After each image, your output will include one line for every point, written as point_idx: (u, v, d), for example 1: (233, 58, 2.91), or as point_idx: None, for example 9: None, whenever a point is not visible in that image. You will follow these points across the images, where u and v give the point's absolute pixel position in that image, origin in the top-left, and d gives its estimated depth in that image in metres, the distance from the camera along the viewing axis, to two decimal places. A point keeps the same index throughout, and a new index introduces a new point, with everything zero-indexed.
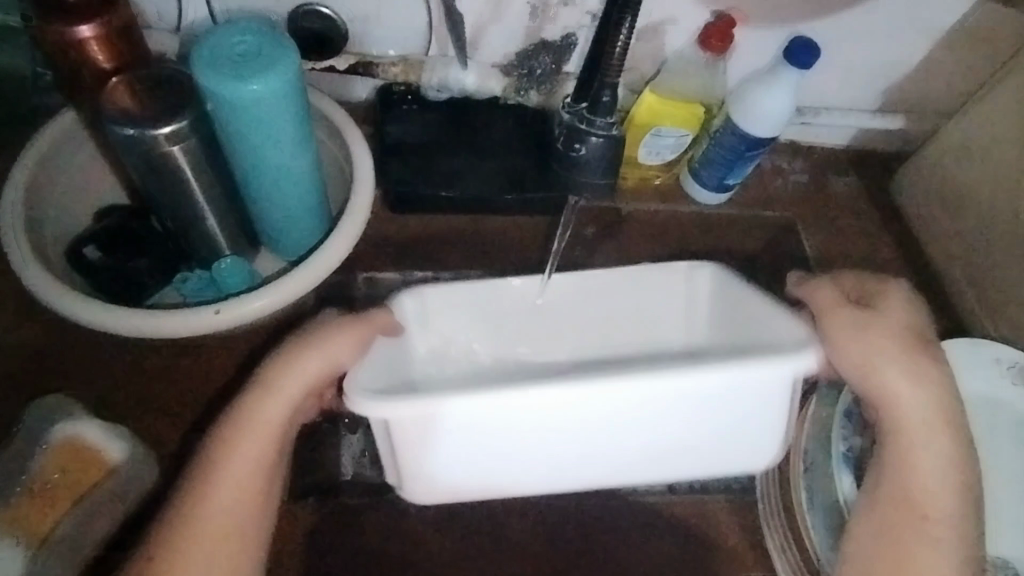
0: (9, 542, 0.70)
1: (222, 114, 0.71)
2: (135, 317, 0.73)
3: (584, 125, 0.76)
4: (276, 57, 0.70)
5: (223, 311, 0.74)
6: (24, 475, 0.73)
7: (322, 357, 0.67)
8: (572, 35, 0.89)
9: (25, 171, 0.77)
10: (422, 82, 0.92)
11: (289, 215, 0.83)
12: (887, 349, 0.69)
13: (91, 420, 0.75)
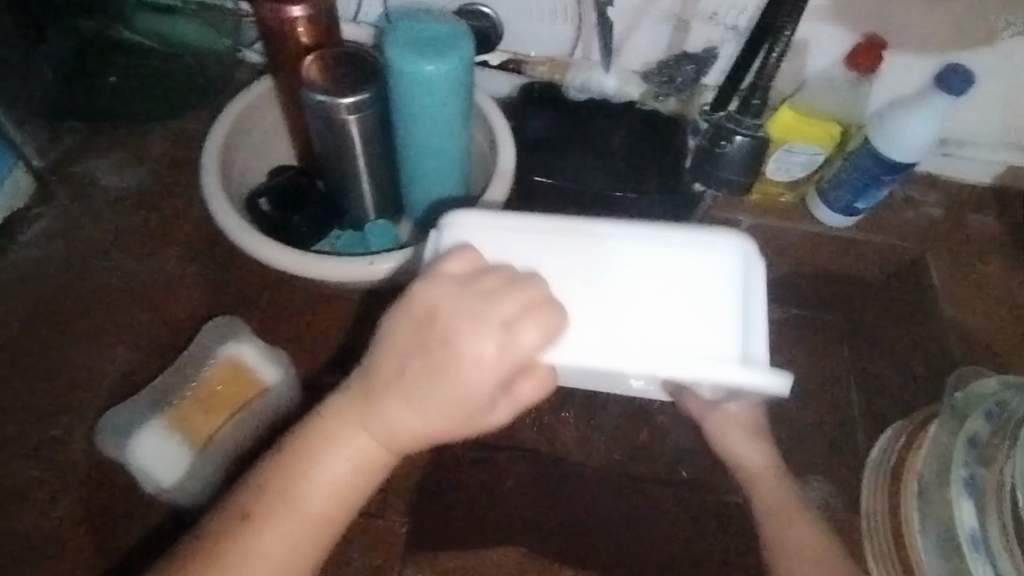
0: (177, 438, 0.79)
1: (398, 90, 0.79)
2: (300, 259, 0.82)
3: (732, 126, 0.89)
4: (453, 44, 0.77)
5: (375, 263, 0.83)
6: (195, 382, 0.84)
7: (458, 379, 0.47)
8: (714, 49, 0.94)
9: (226, 125, 0.89)
10: (565, 80, 0.99)
11: (434, 189, 0.90)
12: (750, 448, 0.70)
13: (251, 343, 0.86)
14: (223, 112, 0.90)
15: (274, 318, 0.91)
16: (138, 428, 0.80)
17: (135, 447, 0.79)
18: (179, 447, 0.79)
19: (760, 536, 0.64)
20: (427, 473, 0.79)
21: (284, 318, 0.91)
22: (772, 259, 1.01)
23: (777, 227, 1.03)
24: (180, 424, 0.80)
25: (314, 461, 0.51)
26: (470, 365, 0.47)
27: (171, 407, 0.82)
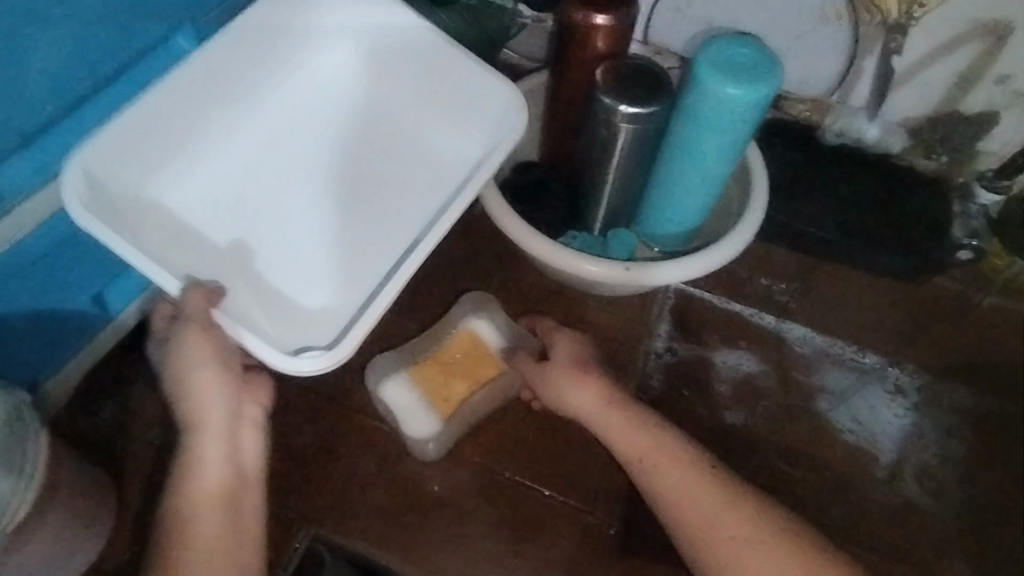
0: (416, 395, 0.82)
1: (694, 106, 0.79)
2: (559, 250, 0.86)
3: None
4: (766, 76, 0.77)
5: (632, 269, 0.86)
6: (434, 346, 0.85)
7: (194, 387, 0.64)
8: (993, 115, 0.91)
9: None
10: (825, 123, 0.97)
11: (682, 207, 0.89)
12: (587, 395, 0.75)
13: (489, 320, 0.86)
14: None
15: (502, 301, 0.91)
16: (384, 381, 0.83)
17: (381, 393, 0.83)
18: (426, 411, 0.82)
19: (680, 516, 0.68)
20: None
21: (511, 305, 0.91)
22: (997, 344, 0.98)
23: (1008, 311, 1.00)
24: (424, 386, 0.83)
25: (205, 473, 0.64)
26: (204, 381, 0.64)
27: (412, 363, 0.84)
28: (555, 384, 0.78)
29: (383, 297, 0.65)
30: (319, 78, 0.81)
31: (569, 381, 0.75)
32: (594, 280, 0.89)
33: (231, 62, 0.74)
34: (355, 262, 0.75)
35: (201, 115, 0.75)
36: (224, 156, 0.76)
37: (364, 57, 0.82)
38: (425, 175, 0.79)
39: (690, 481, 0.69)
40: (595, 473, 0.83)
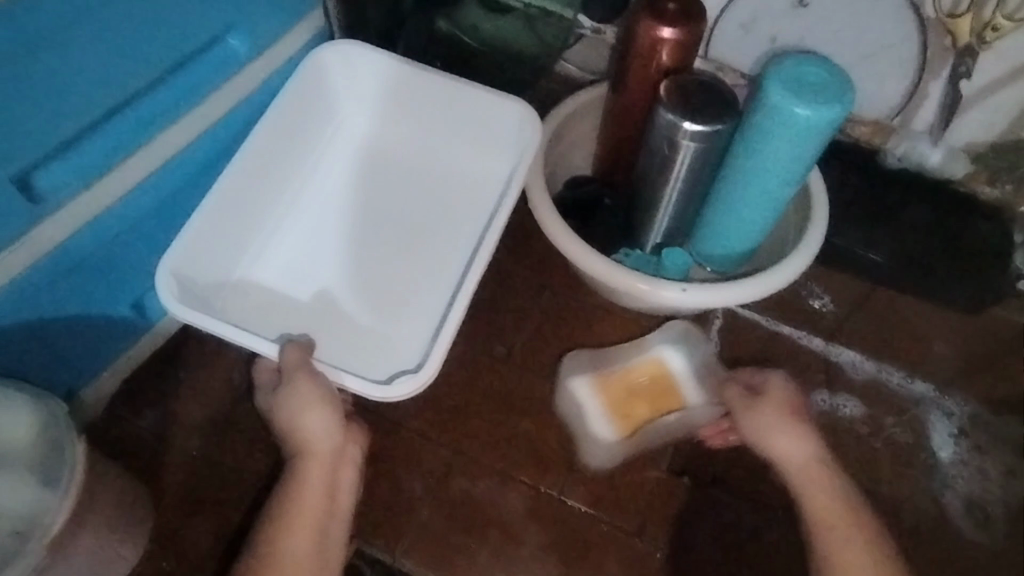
0: (580, 395, 0.83)
1: (759, 126, 0.77)
2: (612, 267, 0.83)
3: None
4: (837, 95, 0.74)
5: (687, 290, 0.83)
6: (626, 365, 0.86)
7: (297, 422, 0.68)
8: None
9: (554, 121, 0.90)
10: (886, 147, 0.96)
11: (740, 227, 0.87)
12: (786, 440, 0.72)
13: (682, 356, 0.86)
14: (553, 111, 0.91)
15: (551, 315, 0.90)
16: (575, 384, 0.84)
17: (559, 387, 0.84)
18: (605, 419, 0.82)
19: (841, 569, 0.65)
20: (691, 506, 0.81)
21: (560, 319, 0.90)
22: None
23: None
24: (612, 400, 0.83)
25: (296, 511, 0.66)
26: (307, 418, 0.68)
27: (609, 378, 0.84)
28: (753, 430, 0.75)
29: (452, 311, 0.70)
30: (360, 149, 0.91)
31: (780, 429, 0.73)
32: (648, 301, 0.86)
33: (279, 151, 0.84)
34: (423, 289, 0.84)
35: (277, 188, 0.86)
36: (300, 224, 0.87)
37: (386, 115, 0.92)
38: (464, 205, 0.89)
39: (856, 538, 0.66)
40: (643, 494, 0.81)
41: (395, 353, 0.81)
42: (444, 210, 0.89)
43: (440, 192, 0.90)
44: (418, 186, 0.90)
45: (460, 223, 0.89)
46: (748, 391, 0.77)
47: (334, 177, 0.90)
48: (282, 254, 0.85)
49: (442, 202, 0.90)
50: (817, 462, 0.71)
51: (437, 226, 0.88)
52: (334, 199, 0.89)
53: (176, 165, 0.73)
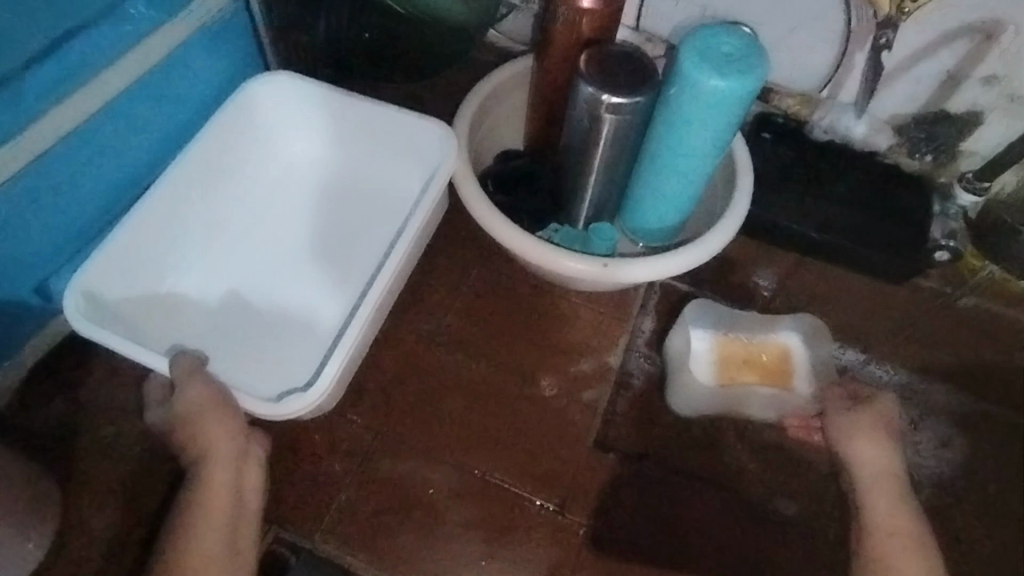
0: (692, 360, 0.86)
1: (676, 98, 0.76)
2: (535, 245, 0.81)
3: None
4: (751, 66, 0.74)
5: (610, 266, 0.82)
6: (750, 341, 0.88)
7: (194, 424, 0.67)
8: (980, 115, 0.90)
9: (480, 95, 0.88)
10: (812, 119, 0.96)
11: (665, 203, 0.87)
12: (873, 449, 0.76)
13: (822, 348, 0.89)
14: (478, 86, 0.89)
15: (479, 294, 0.88)
16: (694, 332, 0.87)
17: (666, 346, 0.88)
18: (708, 367, 0.86)
19: (877, 541, 0.72)
20: (619, 480, 0.81)
21: (486, 297, 0.87)
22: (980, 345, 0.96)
23: (992, 314, 0.98)
24: (723, 358, 0.86)
25: (203, 510, 0.66)
26: (203, 420, 0.67)
27: (729, 346, 0.87)
28: (833, 430, 0.79)
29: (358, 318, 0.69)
30: (275, 167, 0.91)
31: (866, 432, 0.77)
32: (575, 278, 0.85)
33: (199, 170, 0.82)
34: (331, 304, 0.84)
35: (198, 205, 0.83)
36: (220, 241, 0.85)
37: (305, 129, 0.91)
38: (372, 220, 0.89)
39: (903, 524, 0.72)
40: (571, 468, 0.81)
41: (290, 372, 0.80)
42: (365, 220, 0.89)
43: (360, 205, 0.90)
44: (338, 199, 0.90)
45: (381, 232, 0.88)
46: (847, 396, 0.81)
47: (254, 193, 0.89)
48: (192, 271, 0.83)
49: (363, 213, 0.89)
50: (890, 473, 0.76)
51: (358, 237, 0.88)
52: (254, 215, 0.88)
53: (55, 157, 0.69)
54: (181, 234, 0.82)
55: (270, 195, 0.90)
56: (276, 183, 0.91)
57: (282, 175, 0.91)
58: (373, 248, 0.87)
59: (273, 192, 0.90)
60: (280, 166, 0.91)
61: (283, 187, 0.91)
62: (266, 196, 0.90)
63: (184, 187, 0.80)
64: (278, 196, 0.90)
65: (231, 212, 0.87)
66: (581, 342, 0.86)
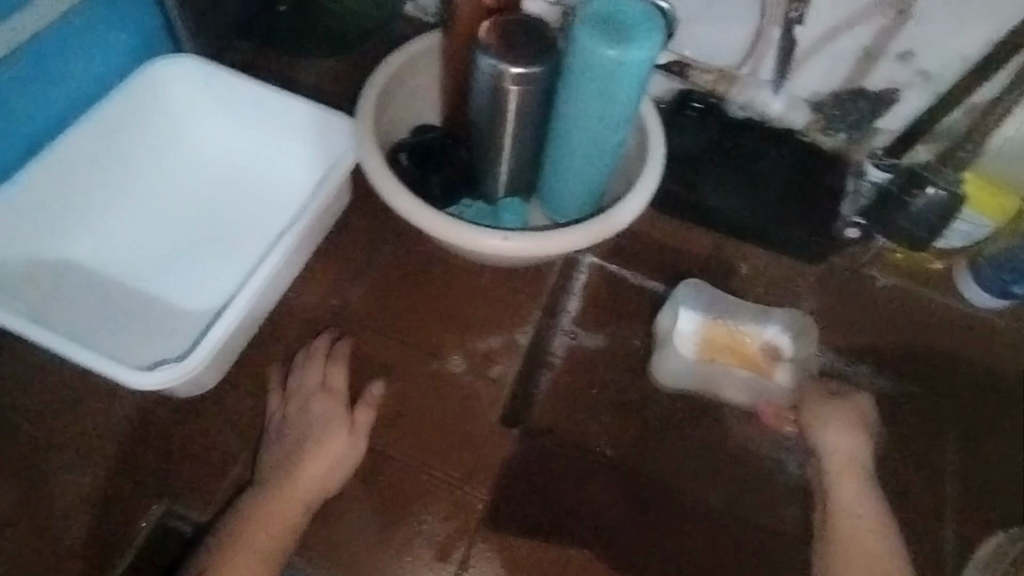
0: (677, 339, 0.87)
1: (573, 68, 0.75)
2: (434, 218, 0.79)
3: (927, 177, 0.87)
4: (644, 34, 0.72)
5: (509, 239, 0.80)
6: (739, 325, 0.89)
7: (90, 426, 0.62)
8: (896, 92, 0.89)
9: (392, 67, 0.88)
10: (728, 96, 0.96)
11: (576, 176, 0.86)
12: (845, 441, 0.79)
13: (810, 343, 0.88)
14: (387, 58, 0.89)
15: (391, 269, 0.89)
16: (683, 313, 0.88)
17: (658, 323, 0.88)
18: (689, 345, 0.87)
19: (843, 528, 0.75)
20: (522, 458, 0.79)
21: (400, 273, 0.88)
22: (901, 322, 0.94)
23: (916, 293, 0.96)
24: (706, 338, 0.87)
25: None
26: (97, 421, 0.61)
27: (715, 329, 0.88)
28: (804, 419, 0.82)
29: (236, 306, 0.74)
30: (174, 143, 0.92)
31: (840, 423, 0.80)
32: (479, 254, 0.83)
33: (90, 146, 0.83)
34: (206, 287, 0.85)
35: (87, 179, 0.85)
36: (110, 214, 0.87)
37: (206, 110, 0.92)
38: (260, 205, 0.90)
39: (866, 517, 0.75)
40: (471, 448, 0.79)
41: (148, 351, 0.80)
42: (257, 202, 0.91)
43: (255, 189, 0.91)
44: (234, 181, 0.92)
45: (274, 216, 0.90)
46: (825, 391, 0.83)
47: (151, 168, 0.90)
48: (81, 241, 0.85)
49: (256, 196, 0.91)
50: (858, 465, 0.79)
51: (249, 219, 0.89)
52: (148, 189, 0.90)
53: None
54: (67, 206, 0.83)
55: (167, 171, 0.91)
56: (174, 158, 0.92)
57: (182, 152, 0.92)
58: (264, 230, 0.89)
59: (171, 168, 0.91)
60: (179, 142, 0.92)
61: (182, 164, 0.92)
62: (162, 171, 0.91)
63: (70, 162, 0.82)
64: (175, 172, 0.91)
65: (125, 187, 0.88)
66: (489, 318, 0.86)
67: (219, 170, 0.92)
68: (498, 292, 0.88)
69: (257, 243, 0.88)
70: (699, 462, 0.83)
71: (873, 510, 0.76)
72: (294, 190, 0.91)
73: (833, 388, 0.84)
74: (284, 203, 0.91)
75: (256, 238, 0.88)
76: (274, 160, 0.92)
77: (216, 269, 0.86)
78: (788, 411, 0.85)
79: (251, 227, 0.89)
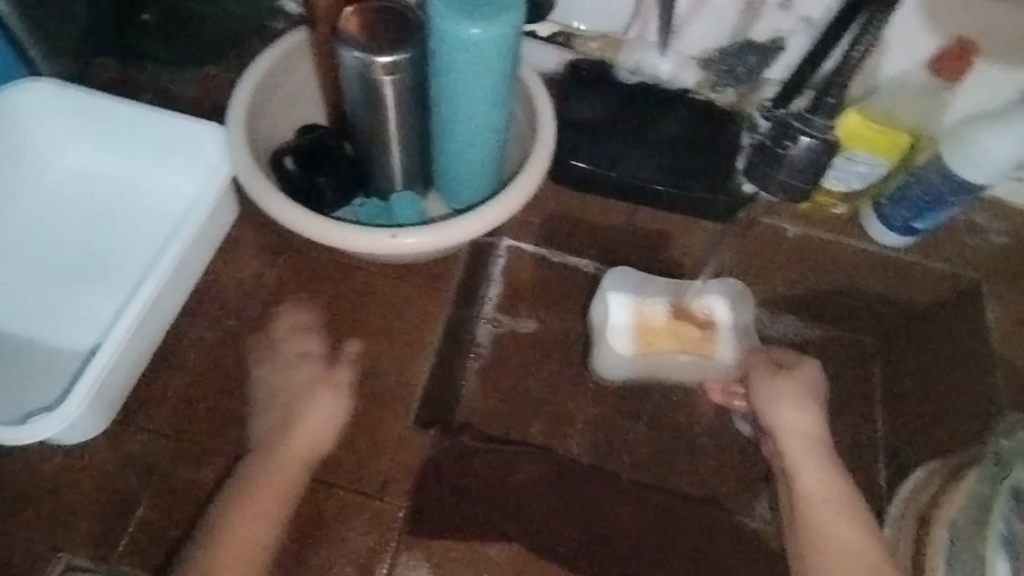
0: (612, 329, 0.88)
1: (438, 51, 0.72)
2: (320, 223, 0.76)
3: (799, 123, 0.82)
4: (502, 7, 0.70)
5: (397, 236, 0.76)
6: (673, 305, 0.90)
7: None
8: (783, 40, 0.88)
9: (262, 68, 0.84)
10: (617, 61, 0.95)
11: (466, 161, 0.83)
12: (799, 417, 0.80)
13: (745, 311, 0.90)
14: (255, 60, 0.84)
15: (294, 279, 0.86)
16: (616, 301, 0.89)
17: (592, 315, 0.89)
18: (628, 337, 0.88)
19: (809, 510, 0.75)
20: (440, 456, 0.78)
21: (303, 282, 0.85)
22: (810, 266, 0.95)
23: (823, 238, 0.95)
24: (643, 327, 0.88)
25: None
26: None
27: (648, 312, 0.89)
28: (754, 399, 0.82)
29: (112, 347, 0.73)
30: (41, 174, 0.90)
31: (790, 399, 0.80)
32: (375, 255, 0.80)
33: None
34: (86, 321, 0.82)
35: None
36: None
37: (71, 137, 0.90)
38: (138, 230, 0.88)
39: (829, 496, 0.75)
40: (381, 457, 0.77)
41: (30, 394, 0.78)
42: (134, 227, 0.88)
43: (130, 213, 0.89)
44: (107, 207, 0.89)
45: (153, 239, 0.88)
46: (772, 363, 0.83)
47: (18, 202, 0.88)
48: None
49: (132, 221, 0.88)
50: (813, 442, 0.79)
51: (127, 245, 0.87)
52: (16, 224, 0.87)
53: None
54: None
55: (36, 203, 0.89)
56: (42, 189, 0.90)
57: (50, 182, 0.90)
58: (142, 255, 0.87)
59: (38, 200, 0.89)
60: (46, 172, 0.90)
61: (51, 195, 0.90)
62: (30, 204, 0.88)
63: None
64: (45, 203, 0.89)
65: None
66: (394, 317, 0.84)
67: (91, 197, 0.90)
68: (402, 288, 0.86)
69: (136, 270, 0.86)
70: (609, 440, 0.85)
71: (836, 485, 0.76)
72: (172, 210, 0.89)
73: (780, 359, 0.84)
74: (162, 225, 0.88)
75: (135, 267, 0.86)
76: (150, 181, 0.90)
77: (95, 301, 0.84)
78: (733, 385, 0.87)
79: (129, 254, 0.87)
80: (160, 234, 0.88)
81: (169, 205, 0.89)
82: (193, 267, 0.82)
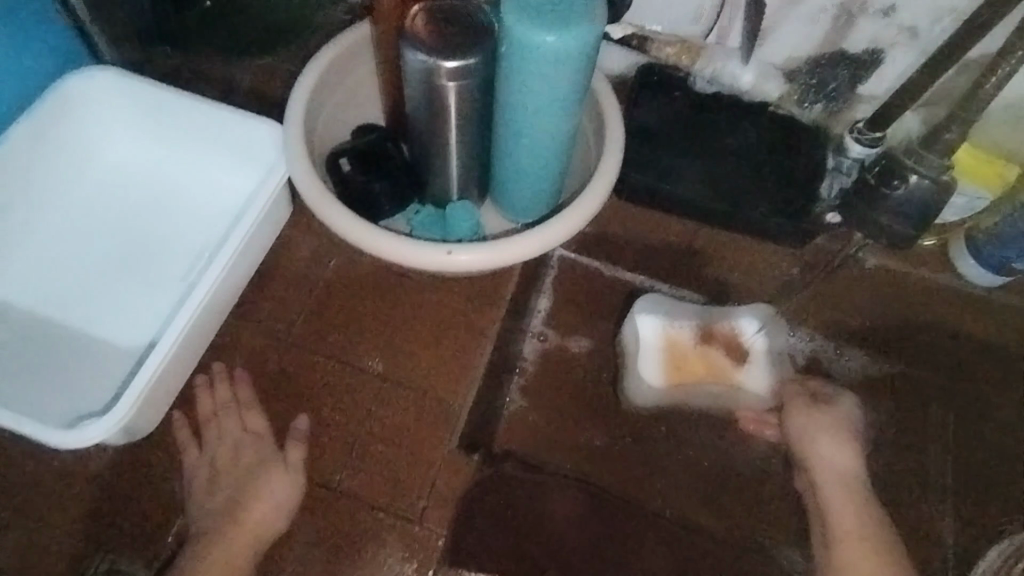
0: (637, 353, 0.82)
1: (509, 58, 0.68)
2: (374, 234, 0.73)
3: (910, 162, 0.78)
4: (582, 14, 0.65)
5: (453, 253, 0.73)
6: (703, 329, 0.84)
7: None
8: (880, 53, 0.82)
9: (323, 64, 0.81)
10: (695, 69, 0.87)
11: (527, 172, 0.79)
12: (836, 454, 0.76)
13: (780, 338, 0.83)
14: (319, 54, 0.81)
15: (341, 286, 0.83)
16: (644, 324, 0.83)
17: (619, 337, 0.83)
18: (658, 365, 0.82)
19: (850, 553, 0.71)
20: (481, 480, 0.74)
21: (352, 290, 0.83)
22: (887, 300, 0.87)
23: (904, 272, 0.89)
24: (672, 353, 0.82)
25: None
26: None
27: (676, 338, 0.83)
28: (790, 432, 0.78)
29: (163, 350, 0.70)
30: (98, 167, 0.89)
31: (829, 433, 0.77)
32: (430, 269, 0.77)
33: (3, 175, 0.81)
34: (135, 320, 0.81)
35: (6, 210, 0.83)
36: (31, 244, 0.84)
37: (128, 130, 0.89)
38: (191, 227, 0.87)
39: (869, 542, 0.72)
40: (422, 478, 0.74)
41: (75, 392, 0.77)
42: (186, 224, 0.87)
43: (183, 210, 0.88)
44: (161, 202, 0.88)
45: (204, 237, 0.86)
46: (810, 394, 0.80)
47: (75, 194, 0.88)
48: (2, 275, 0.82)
49: (185, 217, 0.87)
50: (852, 481, 0.75)
51: (178, 242, 0.86)
52: (71, 216, 0.87)
53: None
54: None
55: (91, 196, 0.88)
56: (98, 182, 0.89)
57: (106, 175, 0.90)
58: (193, 253, 0.85)
59: (94, 192, 0.88)
60: (103, 164, 0.90)
61: (106, 188, 0.89)
62: (86, 197, 0.88)
63: None
64: (100, 196, 0.89)
65: (47, 216, 0.86)
66: (441, 331, 0.81)
67: (145, 191, 0.89)
68: (450, 301, 0.82)
69: (186, 268, 0.85)
70: (666, 477, 0.79)
71: (876, 526, 0.73)
72: (225, 208, 0.88)
73: (816, 390, 0.80)
74: (214, 223, 0.87)
75: (188, 264, 0.85)
76: (203, 178, 0.89)
77: (144, 298, 0.83)
78: (766, 417, 0.81)
79: (180, 251, 0.85)
80: (217, 231, 0.87)
81: (222, 202, 0.88)
82: (244, 268, 0.80)
